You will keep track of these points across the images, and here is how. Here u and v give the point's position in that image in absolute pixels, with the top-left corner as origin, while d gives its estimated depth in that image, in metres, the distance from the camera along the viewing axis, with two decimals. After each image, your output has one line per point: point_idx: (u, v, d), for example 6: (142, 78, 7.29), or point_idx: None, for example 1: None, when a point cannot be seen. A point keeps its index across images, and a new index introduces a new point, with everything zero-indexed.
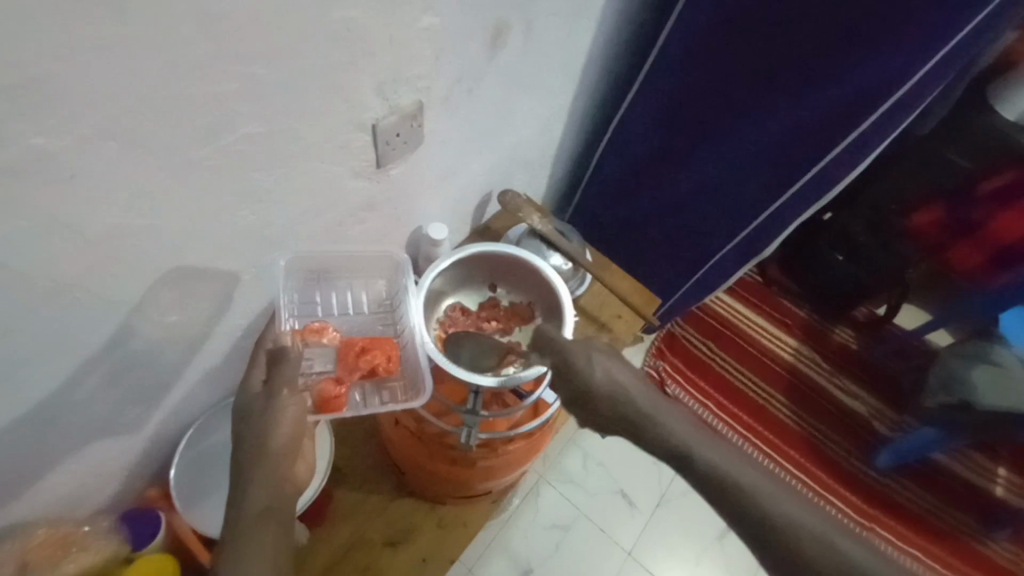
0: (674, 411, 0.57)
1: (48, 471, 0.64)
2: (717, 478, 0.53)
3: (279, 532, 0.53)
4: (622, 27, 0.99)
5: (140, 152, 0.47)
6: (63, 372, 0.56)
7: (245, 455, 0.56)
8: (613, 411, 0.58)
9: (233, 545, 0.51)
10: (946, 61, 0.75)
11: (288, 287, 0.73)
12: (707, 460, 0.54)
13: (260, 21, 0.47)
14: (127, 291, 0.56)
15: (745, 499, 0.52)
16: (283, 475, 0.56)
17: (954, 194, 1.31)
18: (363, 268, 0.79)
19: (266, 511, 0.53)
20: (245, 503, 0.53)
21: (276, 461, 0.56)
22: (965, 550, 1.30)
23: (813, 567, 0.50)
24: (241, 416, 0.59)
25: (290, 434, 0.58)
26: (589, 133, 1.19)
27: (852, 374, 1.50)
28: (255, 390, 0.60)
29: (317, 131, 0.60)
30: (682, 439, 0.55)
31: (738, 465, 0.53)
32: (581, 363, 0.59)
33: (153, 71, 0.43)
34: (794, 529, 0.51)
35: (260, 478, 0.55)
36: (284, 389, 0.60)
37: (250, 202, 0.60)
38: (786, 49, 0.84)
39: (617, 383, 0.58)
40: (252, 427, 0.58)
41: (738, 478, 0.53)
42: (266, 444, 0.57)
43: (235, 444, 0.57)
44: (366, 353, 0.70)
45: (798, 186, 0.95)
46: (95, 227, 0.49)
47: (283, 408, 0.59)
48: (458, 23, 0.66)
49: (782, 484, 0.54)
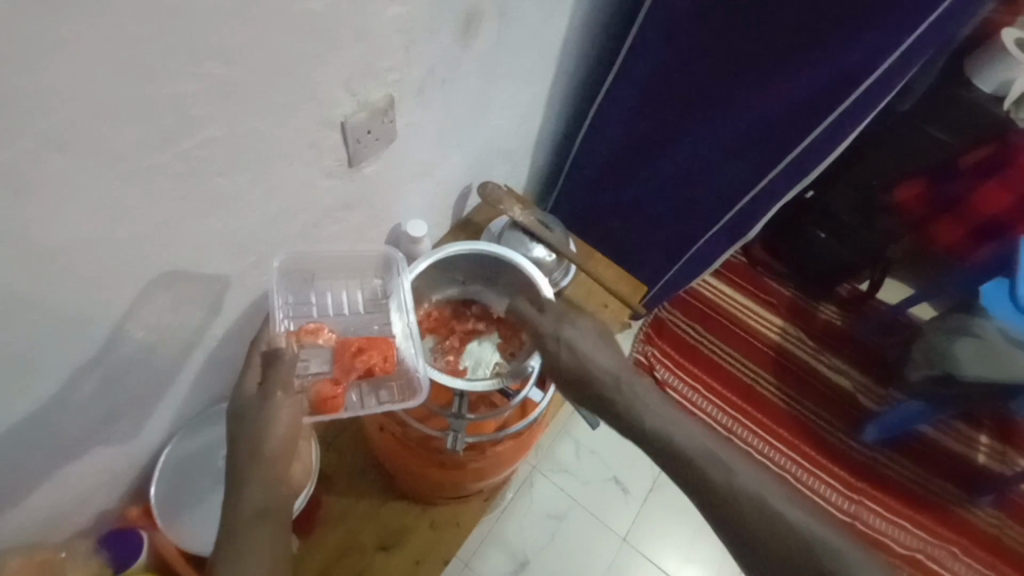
0: (641, 387, 0.59)
1: (23, 496, 0.62)
2: (666, 447, 0.55)
3: (277, 533, 0.52)
4: (599, 10, 0.97)
5: (93, 162, 0.44)
6: (32, 395, 0.54)
7: (239, 460, 0.54)
8: (580, 387, 0.61)
9: (228, 543, 0.51)
10: (925, 38, 0.74)
11: (284, 287, 0.72)
12: (657, 428, 0.56)
13: (218, 18, 0.44)
14: (97, 308, 0.54)
15: (691, 465, 0.54)
16: (277, 475, 0.55)
17: (937, 170, 1.31)
18: (351, 268, 0.77)
19: (263, 512, 0.52)
20: (238, 503, 0.52)
21: (269, 464, 0.55)
22: (950, 518, 1.32)
23: (753, 534, 0.50)
24: (236, 418, 0.57)
25: (285, 437, 0.56)
26: (569, 119, 1.17)
27: (837, 351, 1.50)
28: (250, 393, 0.58)
29: (285, 132, 0.58)
30: (636, 409, 0.58)
31: (687, 436, 0.55)
32: (548, 342, 0.64)
33: (99, 75, 0.40)
34: (738, 495, 0.52)
35: (250, 481, 0.53)
36: (279, 390, 0.58)
37: (218, 208, 0.57)
38: (764, 26, 0.82)
39: (585, 356, 0.61)
40: (247, 428, 0.56)
41: (685, 445, 0.55)
42: (259, 448, 0.55)
43: (230, 447, 0.55)
44: (362, 354, 0.67)
45: (780, 167, 0.94)
46: (54, 243, 0.46)
47: (278, 409, 0.57)
48: (428, 12, 0.63)
49: (734, 457, 0.54)
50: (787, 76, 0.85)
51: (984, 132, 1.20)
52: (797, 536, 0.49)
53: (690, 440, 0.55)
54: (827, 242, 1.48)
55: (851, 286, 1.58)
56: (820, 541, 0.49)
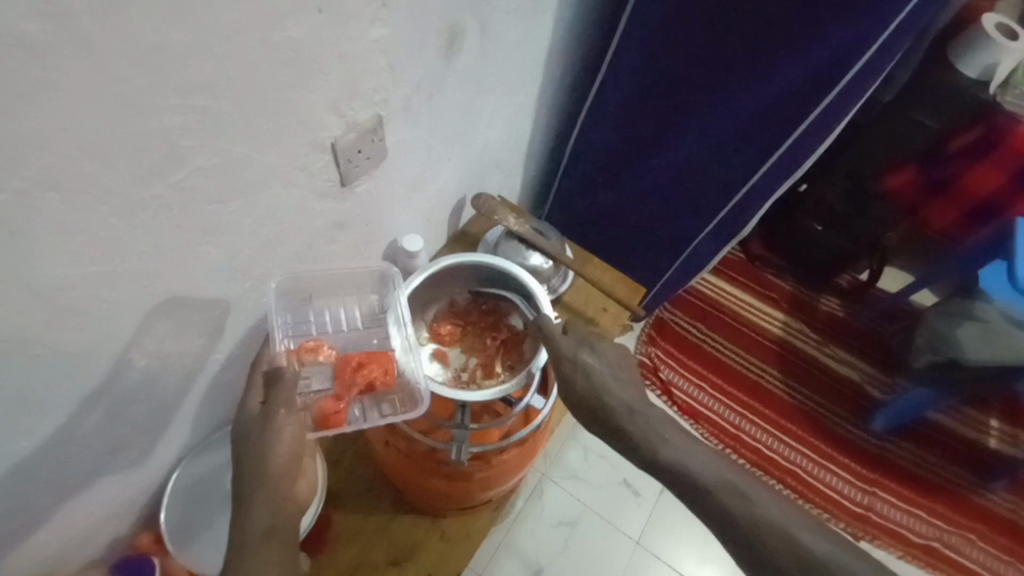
0: (653, 415, 0.60)
1: (34, 531, 0.63)
2: (682, 477, 0.55)
3: (283, 551, 0.53)
4: (581, 17, 0.98)
5: (86, 197, 0.45)
6: (39, 430, 0.55)
7: (246, 479, 0.55)
8: (596, 414, 0.61)
9: (235, 566, 0.51)
10: (902, 28, 0.75)
11: (282, 307, 0.73)
12: (675, 460, 0.56)
13: (200, 51, 0.45)
14: (99, 340, 0.54)
15: (709, 496, 0.54)
16: (284, 494, 0.55)
17: (926, 157, 1.33)
18: (347, 285, 0.78)
19: (270, 531, 0.53)
20: (246, 523, 0.53)
21: (275, 483, 0.55)
22: (965, 505, 1.31)
23: (775, 562, 0.50)
24: (241, 438, 0.57)
25: (290, 455, 0.57)
26: (559, 126, 1.18)
27: (841, 342, 1.50)
28: (253, 412, 0.59)
29: (274, 157, 0.58)
30: (651, 440, 0.58)
31: (703, 466, 0.56)
32: (565, 365, 0.64)
33: (83, 116, 0.41)
34: (756, 523, 0.52)
35: (257, 501, 0.54)
36: (281, 408, 0.58)
37: (214, 235, 0.58)
38: (744, 25, 0.83)
39: (602, 386, 0.62)
40: (252, 449, 0.56)
41: (702, 477, 0.55)
42: (265, 467, 0.55)
43: (236, 468, 0.56)
44: (363, 368, 0.68)
45: (770, 162, 0.94)
46: (52, 279, 0.47)
47: (281, 428, 0.57)
48: (410, 31, 0.64)
49: (748, 485, 0.54)
50: (770, 73, 0.85)
51: (971, 115, 1.21)
52: (817, 563, 0.49)
53: (706, 470, 0.55)
54: (823, 234, 1.49)
55: (851, 276, 1.59)
56: (838, 566, 0.49)
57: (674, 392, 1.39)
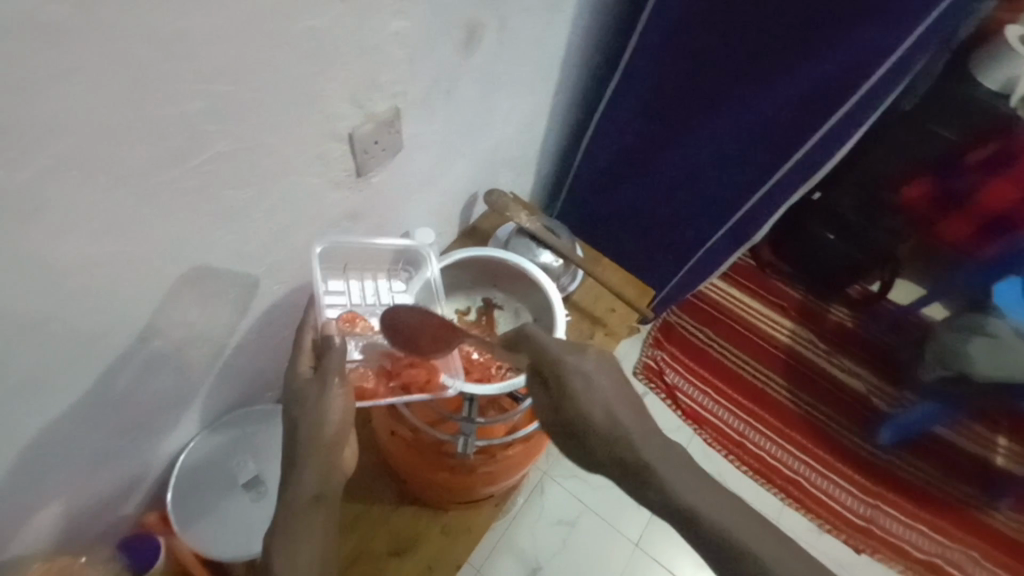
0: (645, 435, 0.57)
1: (38, 509, 0.63)
2: (672, 504, 0.53)
3: (329, 518, 0.57)
4: (600, 17, 0.97)
5: (105, 179, 0.46)
6: (49, 408, 0.55)
7: (303, 446, 0.58)
8: (598, 446, 0.56)
9: (288, 530, 0.55)
10: (922, 38, 0.74)
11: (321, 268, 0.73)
12: (670, 488, 0.54)
13: (218, 38, 0.45)
14: (108, 323, 0.55)
15: (694, 523, 0.53)
16: (332, 461, 0.58)
17: (943, 167, 1.30)
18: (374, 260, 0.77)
19: (317, 498, 0.57)
20: (298, 485, 0.57)
21: (327, 450, 0.58)
22: (970, 521, 1.30)
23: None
24: (295, 402, 0.59)
25: (340, 423, 0.59)
26: (574, 126, 1.18)
27: (849, 353, 1.50)
28: (306, 377, 0.61)
29: (289, 147, 0.59)
30: (647, 462, 0.55)
31: (688, 492, 0.53)
32: (579, 392, 0.58)
33: (103, 100, 0.42)
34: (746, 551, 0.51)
35: (307, 464, 0.57)
36: (336, 376, 0.60)
37: (228, 221, 0.59)
38: (770, 32, 0.82)
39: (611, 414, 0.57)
40: (306, 414, 0.58)
41: (688, 501, 0.53)
42: (319, 433, 0.58)
43: (292, 429, 0.59)
44: (410, 367, 0.68)
45: (788, 164, 0.93)
46: (66, 258, 0.47)
47: (333, 398, 0.59)
48: (429, 27, 0.65)
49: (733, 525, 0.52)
50: (788, 78, 0.85)
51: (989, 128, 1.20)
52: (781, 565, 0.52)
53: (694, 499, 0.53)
54: (835, 242, 1.49)
55: (861, 287, 1.58)
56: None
57: (679, 396, 1.39)
